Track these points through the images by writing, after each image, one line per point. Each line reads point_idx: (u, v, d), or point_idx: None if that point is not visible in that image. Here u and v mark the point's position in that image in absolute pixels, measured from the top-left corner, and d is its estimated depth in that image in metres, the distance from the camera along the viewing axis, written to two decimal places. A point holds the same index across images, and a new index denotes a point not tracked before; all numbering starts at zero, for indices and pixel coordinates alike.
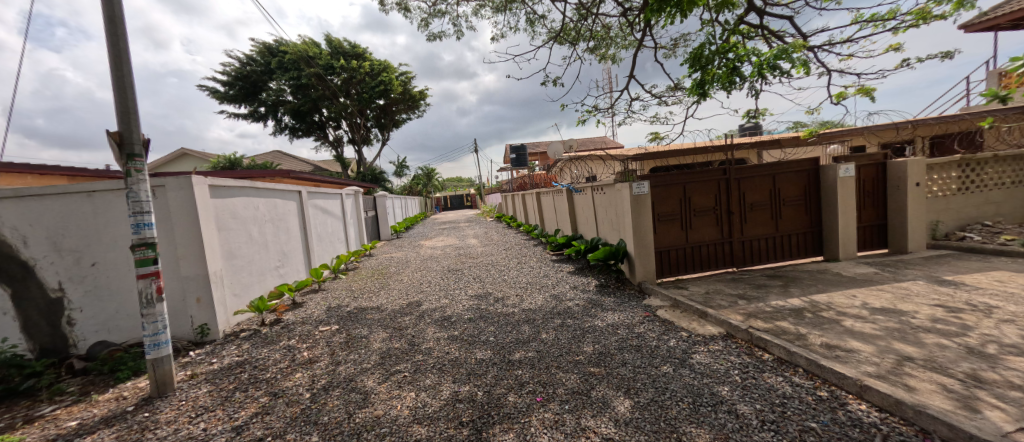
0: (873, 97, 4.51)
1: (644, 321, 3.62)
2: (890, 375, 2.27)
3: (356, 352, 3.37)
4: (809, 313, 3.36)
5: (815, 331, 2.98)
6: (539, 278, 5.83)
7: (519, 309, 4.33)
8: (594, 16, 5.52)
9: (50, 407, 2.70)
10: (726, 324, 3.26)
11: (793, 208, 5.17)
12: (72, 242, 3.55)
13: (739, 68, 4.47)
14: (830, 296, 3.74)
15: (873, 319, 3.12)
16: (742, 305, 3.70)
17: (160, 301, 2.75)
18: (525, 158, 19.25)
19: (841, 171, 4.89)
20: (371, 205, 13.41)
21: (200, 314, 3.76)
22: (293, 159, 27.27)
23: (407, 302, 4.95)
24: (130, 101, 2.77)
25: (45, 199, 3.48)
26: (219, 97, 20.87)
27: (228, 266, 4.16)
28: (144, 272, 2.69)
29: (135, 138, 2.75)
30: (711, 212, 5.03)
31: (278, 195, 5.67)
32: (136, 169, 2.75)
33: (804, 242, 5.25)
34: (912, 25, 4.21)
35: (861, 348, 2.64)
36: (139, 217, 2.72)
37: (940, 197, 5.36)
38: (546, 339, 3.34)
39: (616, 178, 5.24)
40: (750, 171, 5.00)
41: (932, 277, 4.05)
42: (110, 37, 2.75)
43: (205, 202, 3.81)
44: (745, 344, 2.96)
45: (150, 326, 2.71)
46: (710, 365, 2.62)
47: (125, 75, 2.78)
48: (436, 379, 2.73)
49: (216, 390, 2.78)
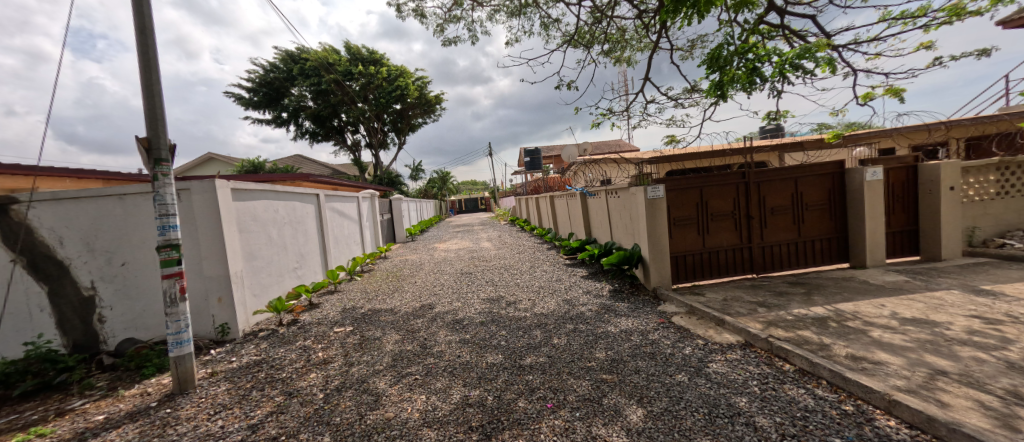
0: (902, 97, 4.31)
1: (659, 328, 3.54)
2: (921, 390, 2.17)
3: (370, 353, 3.41)
4: (834, 323, 3.22)
5: (839, 341, 2.86)
6: (552, 282, 5.79)
7: (531, 313, 4.30)
8: (609, 19, 5.58)
9: (80, 401, 2.82)
10: (744, 332, 3.15)
11: (816, 213, 4.98)
12: (103, 243, 3.73)
13: (759, 68, 4.34)
14: (857, 305, 3.58)
15: (903, 330, 2.97)
16: (762, 312, 3.58)
17: (183, 300, 2.84)
18: (538, 161, 19.21)
19: (868, 174, 4.70)
20: (387, 208, 13.63)
21: (221, 313, 3.87)
22: (314, 162, 28.17)
23: (420, 304, 4.99)
24: (158, 107, 2.88)
25: (80, 200, 3.68)
26: (245, 103, 21.71)
27: (248, 267, 4.29)
28: (169, 272, 2.79)
29: (162, 143, 2.85)
30: (729, 216, 4.90)
31: (296, 198, 5.81)
32: (163, 173, 2.84)
33: (829, 248, 5.05)
34: (945, 22, 4.01)
35: (889, 360, 2.52)
36: (165, 220, 2.81)
37: (976, 203, 5.07)
38: (558, 345, 3.30)
39: (631, 182, 5.19)
40: (770, 175, 4.88)
41: (968, 287, 3.83)
42: (140, 47, 2.87)
43: (228, 205, 3.95)
44: (765, 353, 2.84)
45: (173, 324, 2.80)
46: (726, 375, 2.53)
47: (154, 84, 2.90)
48: (446, 383, 2.73)
49: (234, 388, 2.84)
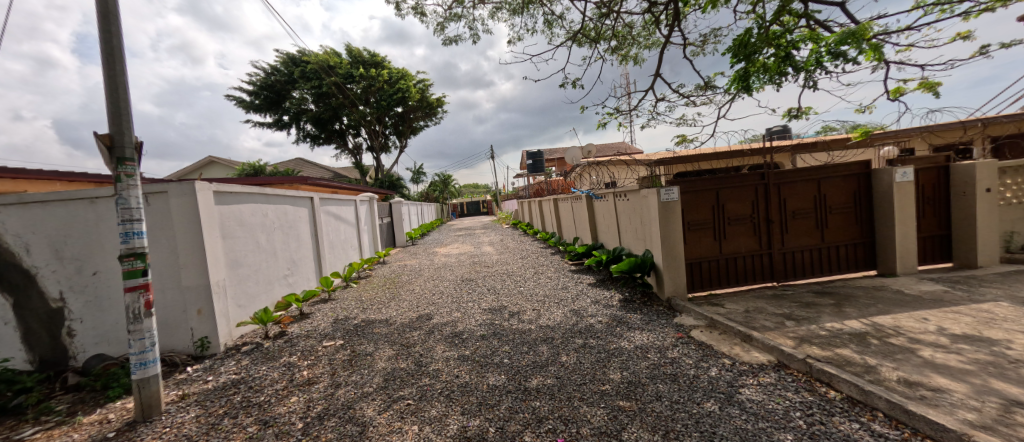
0: (938, 92, 3.98)
1: (678, 344, 3.21)
2: (1000, 426, 1.84)
3: (359, 372, 3.10)
4: (874, 340, 2.89)
5: (886, 363, 2.53)
6: (557, 290, 5.46)
7: (536, 326, 3.97)
8: (616, 15, 5.34)
9: (31, 429, 2.51)
10: (776, 351, 2.81)
11: (841, 217, 4.66)
12: (74, 250, 3.44)
13: (791, 56, 4.02)
14: (896, 319, 3.24)
15: (958, 349, 2.64)
16: (791, 327, 3.25)
17: (149, 316, 2.54)
18: (542, 164, 18.62)
19: (897, 175, 4.38)
20: (386, 211, 13.33)
21: (200, 326, 3.58)
22: (315, 166, 28.00)
23: (417, 314, 4.68)
24: (123, 101, 2.59)
25: (49, 204, 3.40)
26: (246, 106, 21.56)
27: (232, 275, 3.99)
28: (132, 285, 2.49)
29: (126, 140, 2.56)
30: (747, 220, 4.58)
31: (288, 201, 5.52)
32: (126, 174, 2.55)
33: (855, 254, 4.71)
34: (989, 9, 3.68)
35: (951, 388, 2.19)
36: (128, 226, 2.52)
37: (1014, 205, 4.72)
38: (567, 363, 2.98)
39: (641, 184, 4.88)
40: (791, 176, 4.57)
41: (1016, 298, 3.48)
42: (102, 33, 2.58)
43: (209, 209, 3.66)
44: (803, 377, 2.50)
45: (136, 343, 2.50)
46: (763, 404, 2.20)
47: (117, 75, 2.60)
48: (442, 410, 2.42)
49: (204, 415, 2.53)
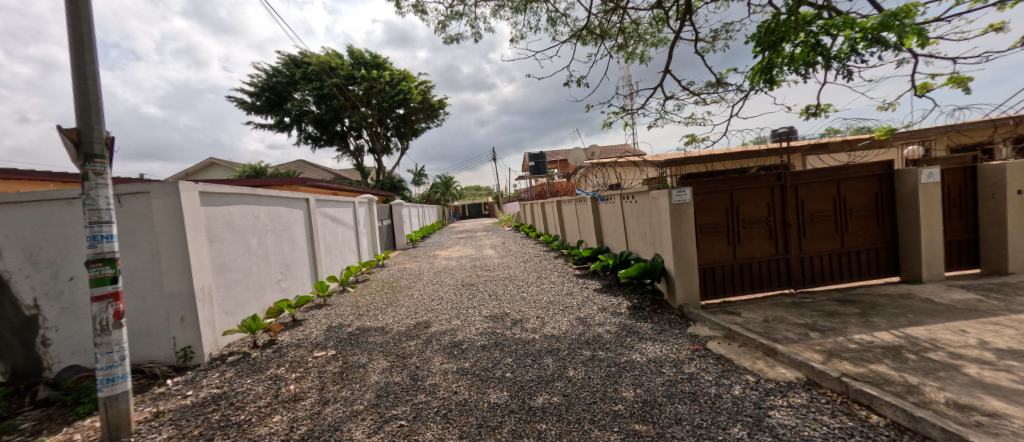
0: (969, 87, 3.75)
1: (694, 357, 2.97)
2: None
3: (349, 387, 2.87)
4: (911, 354, 2.64)
5: (930, 382, 2.29)
6: (562, 296, 5.22)
7: (541, 335, 3.74)
8: (623, 11, 5.17)
9: None
10: (805, 367, 2.56)
11: (862, 220, 4.41)
12: (49, 254, 3.24)
13: (818, 46, 3.78)
14: (931, 331, 2.99)
15: (1007, 366, 2.39)
16: (816, 339, 3.01)
17: (118, 327, 2.33)
18: (544, 166, 18.57)
19: (923, 176, 4.14)
20: (387, 213, 13.12)
21: (184, 335, 3.36)
22: (316, 168, 27.83)
23: (414, 322, 4.45)
24: (93, 92, 2.38)
25: (24, 205, 3.20)
26: (247, 107, 21.43)
27: (220, 281, 3.78)
28: (99, 293, 2.28)
29: (96, 136, 2.36)
30: (763, 223, 4.34)
31: (282, 202, 5.32)
32: (94, 172, 2.33)
33: (877, 259, 4.46)
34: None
35: (1010, 412, 1.94)
36: (96, 229, 2.31)
37: None
38: (575, 379, 2.74)
39: (651, 185, 4.64)
40: (809, 177, 4.34)
41: None
42: (71, 18, 2.36)
43: (195, 211, 3.45)
44: (837, 397, 2.26)
45: (103, 357, 2.28)
46: (797, 431, 1.96)
47: (87, 64, 2.39)
48: (439, 432, 2.19)
49: (176, 437, 2.30)
